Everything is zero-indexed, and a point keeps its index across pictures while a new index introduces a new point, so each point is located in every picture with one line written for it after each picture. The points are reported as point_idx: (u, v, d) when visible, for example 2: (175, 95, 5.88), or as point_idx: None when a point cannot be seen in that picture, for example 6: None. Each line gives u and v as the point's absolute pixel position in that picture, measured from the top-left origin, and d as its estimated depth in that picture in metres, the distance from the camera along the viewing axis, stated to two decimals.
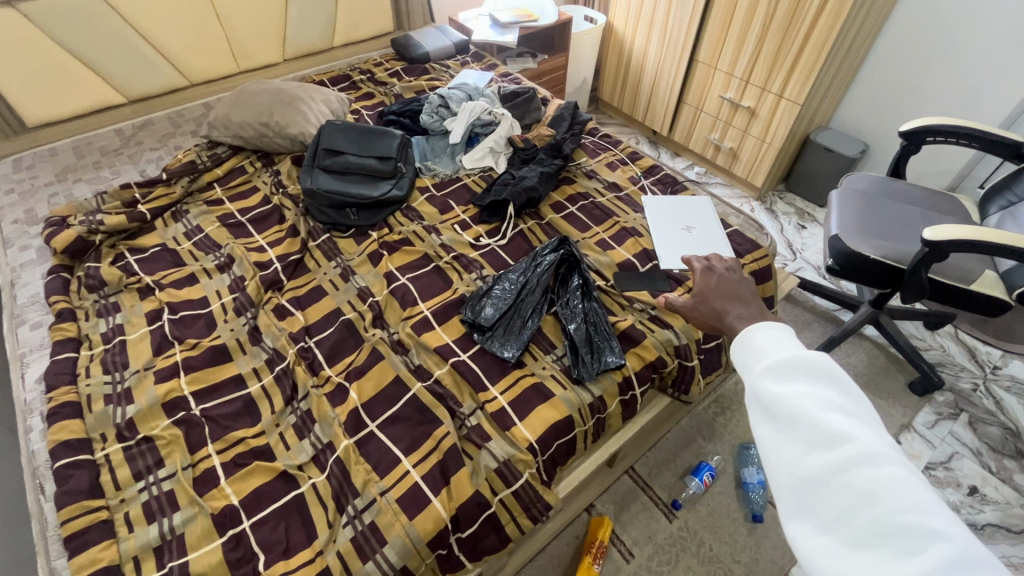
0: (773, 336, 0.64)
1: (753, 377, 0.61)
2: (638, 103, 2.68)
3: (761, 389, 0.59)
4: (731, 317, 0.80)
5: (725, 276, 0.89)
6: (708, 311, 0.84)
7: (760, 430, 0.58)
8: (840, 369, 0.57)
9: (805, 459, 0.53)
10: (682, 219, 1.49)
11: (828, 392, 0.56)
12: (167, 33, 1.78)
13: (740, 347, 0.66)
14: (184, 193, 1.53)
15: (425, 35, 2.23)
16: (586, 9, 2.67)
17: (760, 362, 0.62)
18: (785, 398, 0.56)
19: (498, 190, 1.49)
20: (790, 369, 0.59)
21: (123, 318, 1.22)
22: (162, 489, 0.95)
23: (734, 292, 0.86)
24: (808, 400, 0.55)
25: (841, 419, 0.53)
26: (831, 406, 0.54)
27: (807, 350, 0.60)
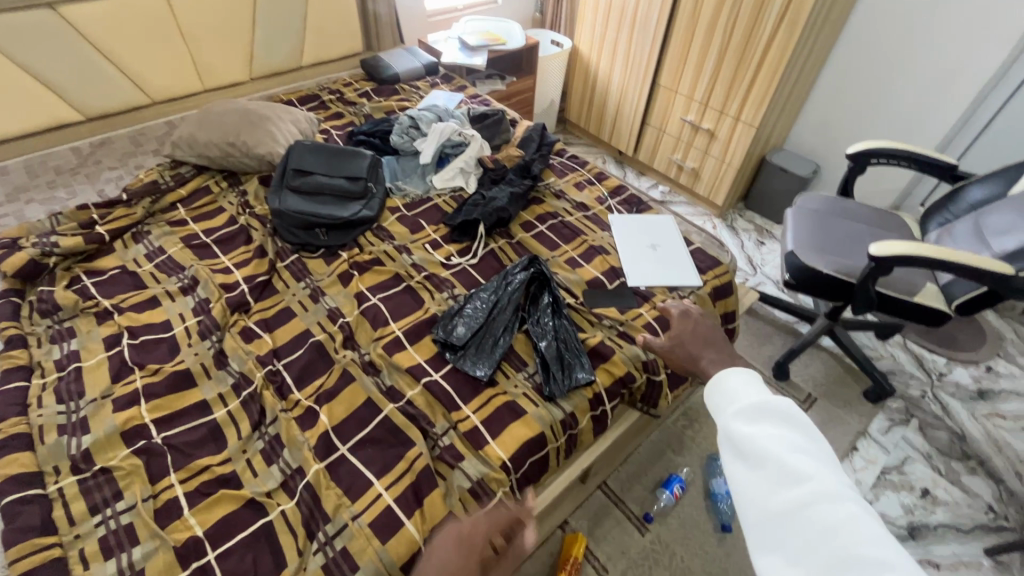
0: (742, 379, 0.68)
1: (725, 418, 0.65)
2: (604, 124, 2.76)
3: (732, 430, 0.63)
4: (705, 362, 0.83)
5: (700, 321, 0.92)
6: (683, 355, 0.86)
7: (731, 469, 0.61)
8: (804, 412, 0.61)
9: (774, 497, 0.56)
10: (647, 238, 1.54)
11: (794, 433, 0.60)
12: (129, 51, 1.76)
13: (712, 389, 0.69)
14: (145, 214, 1.49)
15: (395, 57, 2.26)
16: (553, 34, 2.75)
17: (731, 403, 0.65)
18: (754, 438, 0.60)
19: (468, 211, 1.52)
20: (758, 412, 0.63)
21: (78, 344, 1.17)
22: (120, 523, 0.91)
23: (708, 336, 0.89)
24: (776, 442, 0.59)
25: (806, 459, 0.57)
26: (796, 447, 0.58)
27: (775, 395, 0.64)
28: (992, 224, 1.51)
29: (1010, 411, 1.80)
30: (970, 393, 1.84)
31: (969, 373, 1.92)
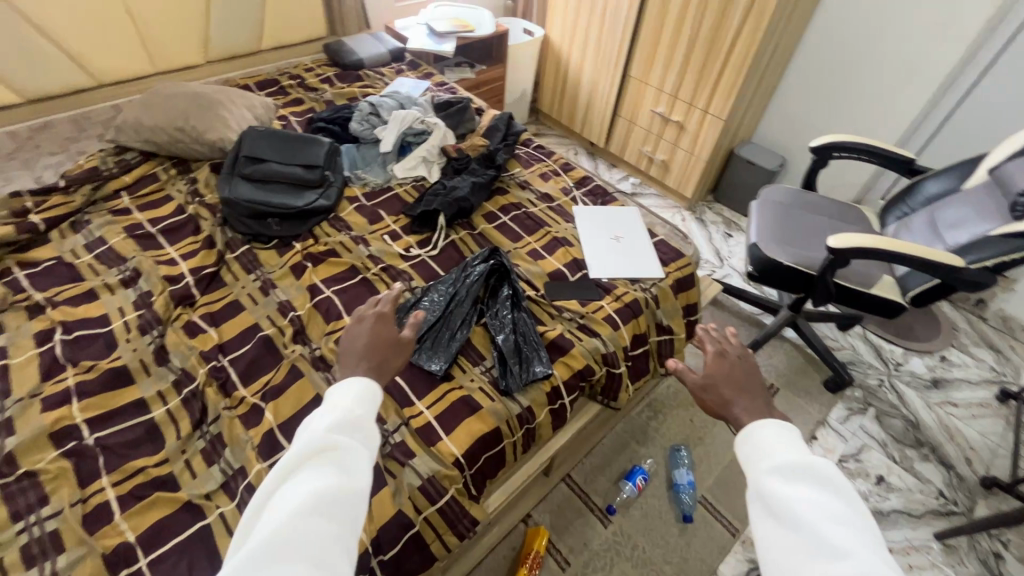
0: (776, 434, 0.68)
1: (759, 474, 0.65)
2: (576, 115, 2.74)
3: (768, 489, 0.62)
4: (737, 410, 0.79)
5: (737, 363, 0.87)
6: (715, 398, 0.83)
7: (763, 530, 0.61)
8: (844, 484, 0.61)
9: (807, 567, 0.55)
10: (611, 229, 1.53)
11: (831, 504, 0.59)
12: (72, 30, 1.66)
13: (745, 441, 0.70)
14: (85, 202, 1.41)
15: (359, 42, 2.18)
16: (524, 22, 2.69)
17: (766, 460, 0.66)
18: (791, 503, 0.59)
19: (429, 200, 1.48)
20: (793, 474, 0.63)
21: (6, 340, 1.10)
22: (43, 530, 0.85)
23: (742, 378, 0.85)
24: (812, 507, 0.59)
25: (847, 537, 0.56)
26: (834, 516, 0.58)
27: (812, 458, 0.64)
28: (946, 218, 1.55)
29: (961, 399, 1.86)
30: (924, 382, 1.90)
31: (924, 362, 1.97)
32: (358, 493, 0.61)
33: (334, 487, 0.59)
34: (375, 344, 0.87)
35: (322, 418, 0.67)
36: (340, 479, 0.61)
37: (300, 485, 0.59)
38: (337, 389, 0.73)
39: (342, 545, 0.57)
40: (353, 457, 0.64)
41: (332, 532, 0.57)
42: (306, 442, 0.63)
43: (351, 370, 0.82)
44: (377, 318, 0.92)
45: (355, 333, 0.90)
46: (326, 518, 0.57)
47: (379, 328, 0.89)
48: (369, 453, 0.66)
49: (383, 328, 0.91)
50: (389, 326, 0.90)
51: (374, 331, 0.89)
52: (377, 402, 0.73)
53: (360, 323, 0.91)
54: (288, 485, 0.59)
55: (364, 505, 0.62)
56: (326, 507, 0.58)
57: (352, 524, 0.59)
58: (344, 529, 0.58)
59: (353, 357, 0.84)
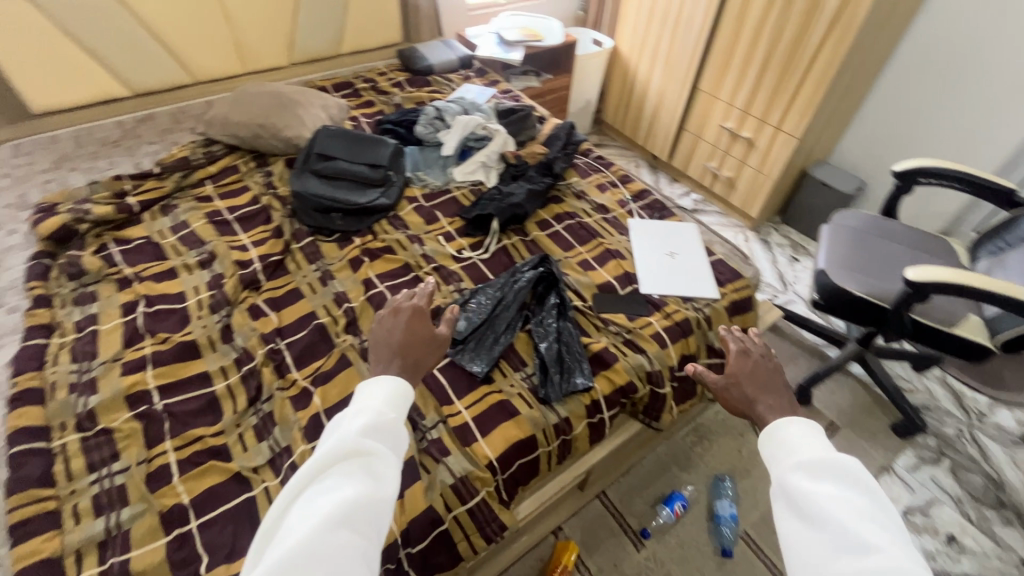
0: (802, 436, 0.77)
1: (787, 472, 0.74)
2: (640, 127, 2.69)
3: (794, 485, 0.71)
4: (760, 407, 0.88)
5: (759, 363, 0.97)
6: (738, 396, 0.92)
7: (792, 523, 0.69)
8: (869, 481, 0.69)
9: (831, 557, 0.63)
10: (666, 245, 1.49)
11: (856, 499, 0.66)
12: (177, 33, 1.83)
13: (773, 442, 0.79)
14: (174, 188, 1.55)
15: (431, 48, 2.26)
16: (594, 33, 2.68)
17: (792, 459, 0.74)
18: (816, 498, 0.68)
19: (484, 205, 1.51)
20: (818, 471, 0.71)
21: (98, 309, 1.22)
22: (113, 482, 0.94)
23: (766, 379, 0.94)
24: (836, 501, 0.66)
25: (869, 528, 0.63)
26: (859, 511, 0.65)
27: (836, 457, 0.72)
28: None
29: None
30: (1012, 438, 1.71)
31: (1014, 416, 1.77)
32: (383, 501, 0.65)
33: (363, 495, 0.64)
34: (409, 341, 0.94)
35: (354, 421, 0.72)
36: (369, 486, 0.65)
37: (332, 490, 0.64)
38: (368, 389, 0.78)
39: (366, 553, 0.61)
40: (380, 464, 0.68)
41: (357, 540, 0.61)
42: (338, 445, 0.67)
43: (383, 366, 0.90)
44: (413, 314, 1.00)
45: (390, 327, 0.98)
46: (355, 526, 0.62)
47: (414, 325, 0.97)
48: (397, 460, 0.71)
49: (415, 325, 0.98)
50: (424, 325, 0.97)
51: (409, 328, 0.97)
52: (405, 406, 0.77)
53: (396, 317, 0.99)
54: (321, 490, 0.64)
55: (388, 513, 0.66)
56: (355, 516, 0.62)
57: (377, 531, 0.63)
58: (369, 536, 0.63)
59: (388, 353, 0.92)
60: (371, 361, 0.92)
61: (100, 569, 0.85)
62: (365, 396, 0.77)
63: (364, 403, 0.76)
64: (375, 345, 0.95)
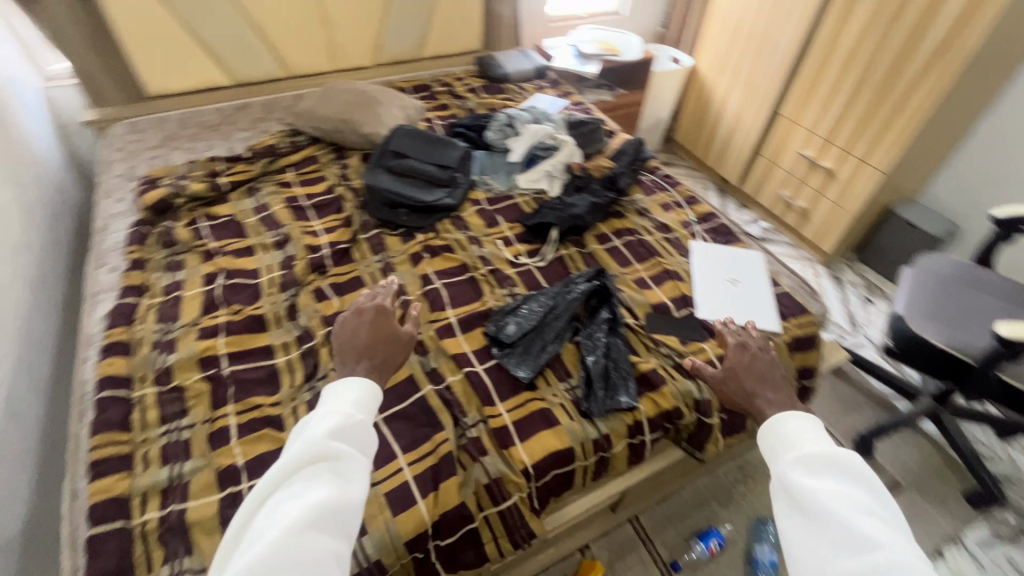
0: (802, 433, 0.85)
1: (786, 464, 0.82)
2: (713, 149, 2.63)
3: (794, 476, 0.79)
4: (759, 401, 0.96)
5: (756, 356, 1.05)
6: (737, 389, 1.01)
7: (791, 511, 0.77)
8: (862, 471, 0.77)
9: (828, 539, 0.71)
10: (727, 271, 1.44)
11: (850, 487, 0.75)
12: (278, 31, 1.98)
13: (775, 437, 0.87)
14: (260, 172, 1.67)
15: (509, 57, 2.31)
16: (673, 51, 2.64)
17: (792, 453, 0.83)
18: (813, 487, 0.76)
19: (545, 213, 1.52)
20: (816, 464, 0.79)
21: (183, 276, 1.34)
22: (180, 436, 1.03)
23: (764, 372, 1.02)
24: (831, 491, 0.75)
25: (863, 512, 0.71)
26: (854, 498, 0.73)
27: (832, 450, 0.80)
28: None
29: None
30: None
31: None
32: (351, 503, 0.72)
33: (333, 500, 0.70)
34: (374, 341, 0.99)
35: (323, 424, 0.78)
36: (339, 489, 0.72)
37: (303, 493, 0.70)
38: (337, 391, 0.85)
39: (337, 551, 0.68)
40: (347, 468, 0.74)
41: (328, 541, 0.67)
42: (306, 452, 0.73)
43: (350, 368, 0.94)
44: (376, 312, 1.03)
45: (355, 327, 1.01)
46: (327, 527, 0.68)
47: (379, 324, 1.01)
48: (364, 462, 0.78)
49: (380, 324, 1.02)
50: (387, 323, 1.01)
51: (373, 327, 1.00)
52: (371, 409, 0.85)
53: (360, 317, 1.02)
54: (292, 497, 0.70)
55: (356, 515, 0.73)
56: (327, 518, 0.68)
57: (345, 532, 0.70)
58: (338, 537, 0.69)
59: (354, 353, 0.96)
60: (337, 364, 0.96)
61: (161, 513, 0.92)
62: (333, 399, 0.83)
63: (332, 407, 0.82)
64: (341, 345, 0.99)
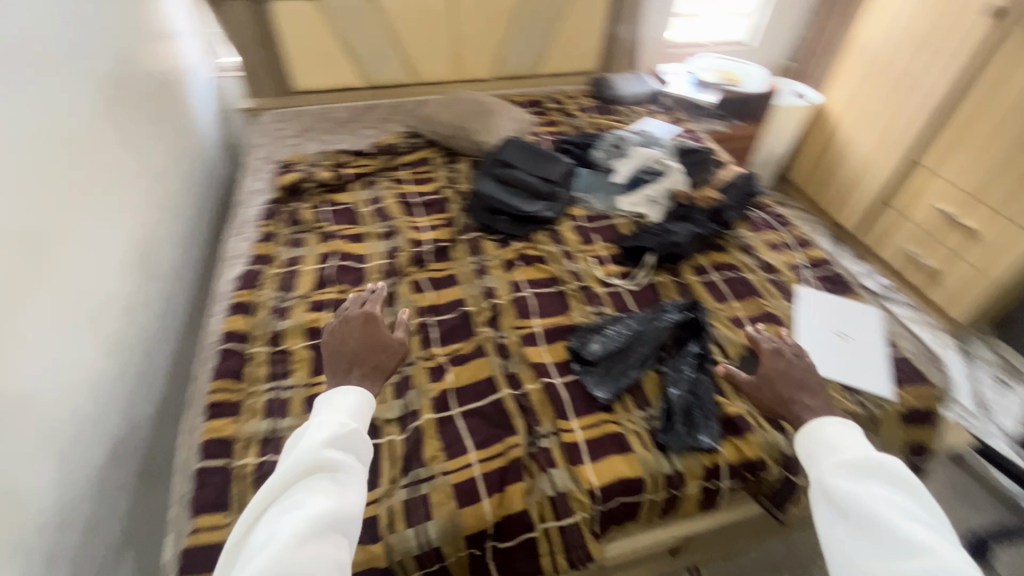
0: (839, 438, 0.89)
1: (826, 470, 0.86)
2: (832, 193, 2.45)
3: (834, 481, 0.84)
4: (796, 407, 0.99)
5: (791, 362, 1.07)
6: (773, 396, 1.03)
7: (834, 515, 0.81)
8: (901, 475, 0.81)
9: (873, 542, 0.75)
10: (836, 324, 1.33)
11: (890, 492, 0.79)
12: (412, 40, 2.15)
13: (813, 443, 0.91)
14: (378, 168, 1.81)
15: (624, 79, 2.32)
16: (799, 86, 2.50)
17: (831, 459, 0.87)
18: (854, 492, 0.80)
19: (643, 237, 1.50)
20: (855, 469, 0.84)
21: (302, 253, 1.48)
22: (282, 395, 1.13)
23: (798, 376, 1.04)
24: (871, 496, 0.79)
25: (903, 515, 0.76)
26: (894, 503, 0.78)
27: (871, 456, 0.84)
28: None
29: None
30: None
31: None
32: (350, 511, 0.77)
33: (332, 508, 0.74)
34: (364, 348, 1.04)
35: (319, 433, 0.83)
36: (339, 497, 0.77)
37: (304, 503, 0.75)
38: (334, 402, 0.90)
39: (337, 560, 0.72)
40: (345, 477, 0.79)
41: (330, 547, 0.72)
42: (304, 463, 0.78)
43: (342, 376, 0.99)
44: (365, 319, 1.09)
45: (344, 335, 1.06)
46: (328, 535, 0.73)
47: (367, 331, 1.07)
48: (361, 469, 0.83)
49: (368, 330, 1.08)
50: (376, 330, 1.07)
51: (361, 335, 1.06)
52: (365, 418, 0.90)
53: (349, 325, 1.08)
54: (294, 507, 0.74)
55: (355, 521, 0.77)
56: (328, 526, 0.73)
57: (345, 540, 0.75)
58: (339, 544, 0.73)
59: (344, 362, 1.01)
60: (329, 374, 1.00)
61: (258, 460, 1.02)
62: (328, 410, 0.89)
63: (328, 417, 0.87)
64: (331, 351, 1.04)
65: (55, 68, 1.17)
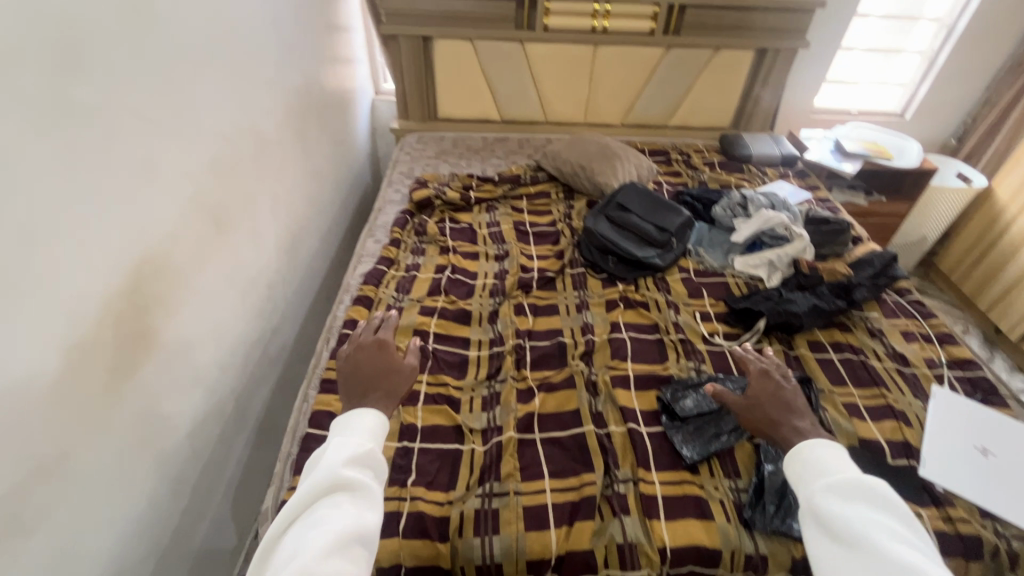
0: (829, 459, 0.83)
1: (814, 491, 0.80)
2: (989, 289, 2.16)
3: (822, 505, 0.77)
4: (785, 429, 0.95)
5: (778, 384, 1.05)
6: (763, 417, 0.99)
7: (822, 540, 0.75)
8: (893, 500, 0.75)
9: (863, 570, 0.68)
10: (977, 436, 1.16)
11: (883, 517, 0.73)
12: (550, 82, 2.29)
13: (801, 463, 0.85)
14: (501, 195, 1.93)
15: (758, 140, 2.26)
16: (962, 167, 2.29)
17: (821, 481, 0.81)
18: (844, 516, 0.74)
19: (757, 300, 1.44)
20: (846, 493, 0.78)
21: (422, 261, 1.62)
22: None
23: (780, 398, 1.02)
24: (862, 521, 0.73)
25: (897, 543, 0.69)
26: (886, 529, 0.71)
27: (861, 478, 0.78)
28: None
29: None
30: None
31: None
32: (370, 531, 0.75)
33: (352, 525, 0.73)
34: (375, 373, 1.03)
35: (336, 454, 0.81)
36: (359, 515, 0.75)
37: (325, 521, 0.73)
38: (348, 423, 0.88)
39: None
40: (364, 496, 0.77)
41: (350, 566, 0.70)
42: (324, 480, 0.76)
43: (358, 399, 0.96)
44: (377, 345, 1.10)
45: (359, 359, 1.06)
46: (348, 553, 0.71)
47: (377, 355, 1.07)
48: (379, 488, 0.82)
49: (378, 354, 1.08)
50: (389, 353, 1.08)
51: (374, 359, 1.06)
52: (381, 437, 0.88)
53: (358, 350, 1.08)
54: (314, 523, 0.73)
55: (374, 540, 0.75)
56: (348, 545, 0.71)
57: (365, 560, 0.73)
58: (359, 563, 0.72)
59: (357, 388, 1.00)
60: (344, 398, 0.98)
61: None
62: (343, 431, 0.87)
63: (345, 436, 0.85)
64: (343, 378, 1.03)
65: (258, 80, 1.42)
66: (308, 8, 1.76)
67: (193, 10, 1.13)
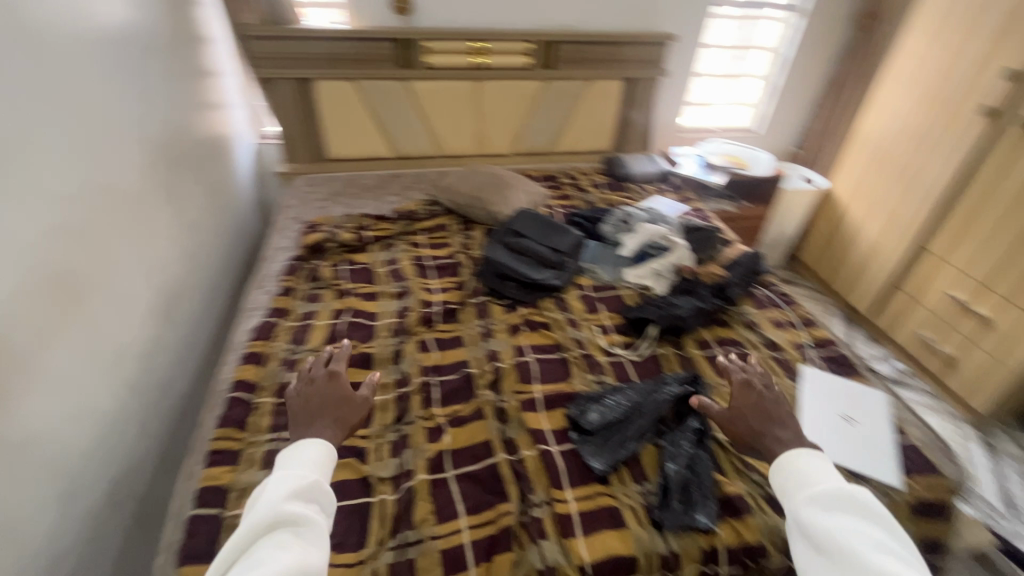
0: (811, 471, 0.94)
1: (801, 504, 0.91)
2: (843, 271, 2.50)
3: (808, 516, 0.88)
4: (768, 439, 1.04)
5: (761, 393, 1.13)
6: (745, 428, 1.08)
7: (812, 549, 0.85)
8: (870, 509, 0.86)
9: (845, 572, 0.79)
10: (840, 406, 1.32)
11: (863, 525, 0.84)
12: (438, 118, 2.34)
13: (787, 475, 0.96)
14: (397, 232, 1.91)
15: (636, 160, 2.45)
16: (806, 172, 2.61)
17: (805, 493, 0.91)
18: (827, 526, 0.84)
19: (647, 309, 1.54)
20: (829, 503, 0.88)
21: (317, 307, 1.55)
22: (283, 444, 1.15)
23: (765, 406, 1.10)
24: (843, 528, 0.83)
25: (874, 548, 0.80)
26: (864, 535, 0.82)
27: (842, 490, 0.89)
28: None
29: None
30: None
31: None
32: (314, 567, 0.76)
33: (298, 559, 0.74)
34: (326, 405, 1.05)
35: (277, 490, 0.83)
36: (303, 552, 0.76)
37: (266, 557, 0.73)
38: (291, 458, 0.91)
39: None
40: (308, 531, 0.79)
41: None
42: (269, 516, 0.78)
43: (302, 430, 0.99)
44: (329, 377, 1.11)
45: (310, 393, 1.07)
46: None
47: (329, 388, 1.08)
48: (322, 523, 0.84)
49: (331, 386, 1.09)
50: (343, 384, 1.09)
51: (325, 391, 1.08)
52: (325, 472, 0.92)
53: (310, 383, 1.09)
54: (259, 558, 0.73)
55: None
56: None
57: None
58: None
59: (304, 420, 1.02)
60: (292, 430, 1.00)
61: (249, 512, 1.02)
62: (286, 467, 0.90)
63: (289, 472, 0.88)
64: (293, 411, 1.04)
65: (112, 132, 1.31)
66: (167, 53, 1.66)
67: (20, 61, 1.02)
